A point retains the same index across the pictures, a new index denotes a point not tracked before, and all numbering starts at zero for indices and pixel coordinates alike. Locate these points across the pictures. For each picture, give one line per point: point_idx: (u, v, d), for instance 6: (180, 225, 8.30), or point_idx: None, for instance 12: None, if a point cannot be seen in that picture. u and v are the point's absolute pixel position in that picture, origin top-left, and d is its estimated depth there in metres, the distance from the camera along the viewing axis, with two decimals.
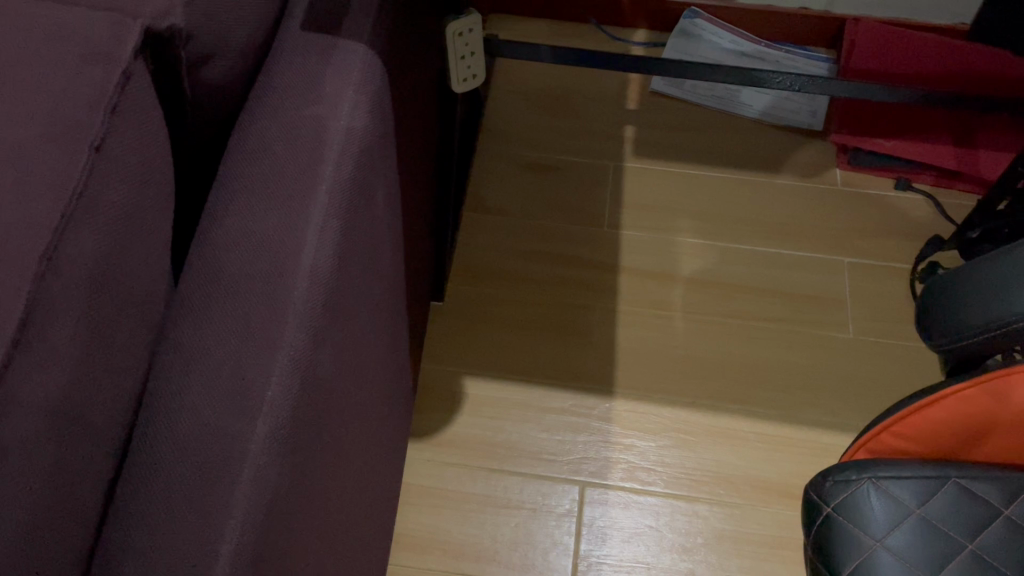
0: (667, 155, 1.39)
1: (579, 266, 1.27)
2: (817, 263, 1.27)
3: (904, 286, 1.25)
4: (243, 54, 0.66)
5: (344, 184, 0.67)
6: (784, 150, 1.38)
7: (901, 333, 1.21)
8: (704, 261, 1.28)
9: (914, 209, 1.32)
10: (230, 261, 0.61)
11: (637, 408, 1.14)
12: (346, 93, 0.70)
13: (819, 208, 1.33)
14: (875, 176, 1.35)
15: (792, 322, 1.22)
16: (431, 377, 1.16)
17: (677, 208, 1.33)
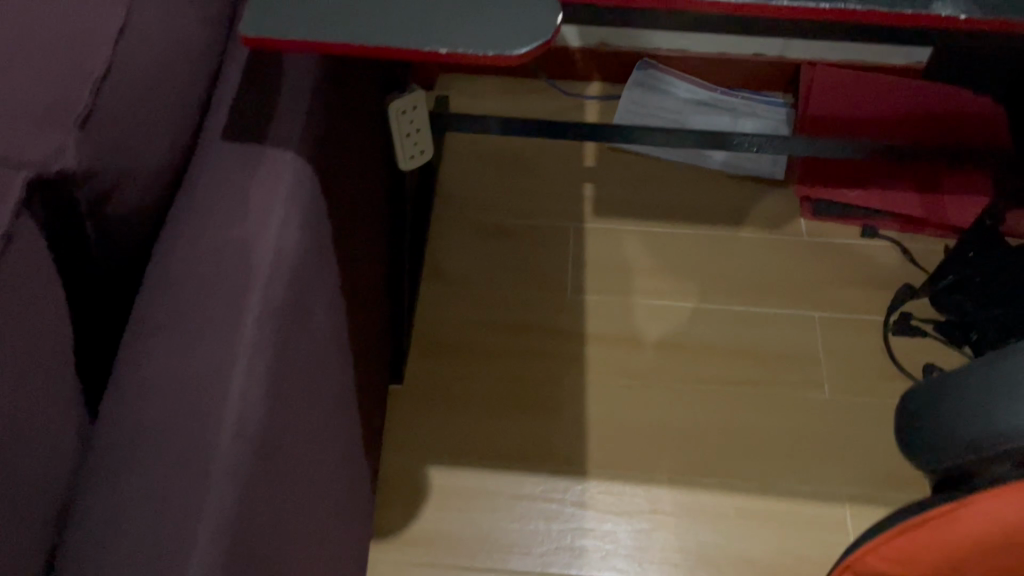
0: (627, 213, 1.35)
1: (545, 337, 1.22)
2: (789, 321, 1.23)
3: (879, 340, 1.21)
4: (152, 181, 0.61)
5: (273, 313, 0.61)
6: (746, 202, 1.35)
7: (879, 390, 1.17)
8: (671, 324, 1.23)
9: (882, 257, 1.29)
10: (147, 415, 0.55)
11: (612, 489, 1.09)
12: (274, 207, 0.65)
13: (787, 261, 1.29)
14: (842, 226, 1.32)
15: (769, 386, 1.17)
16: (393, 468, 1.10)
17: (641, 267, 1.29)
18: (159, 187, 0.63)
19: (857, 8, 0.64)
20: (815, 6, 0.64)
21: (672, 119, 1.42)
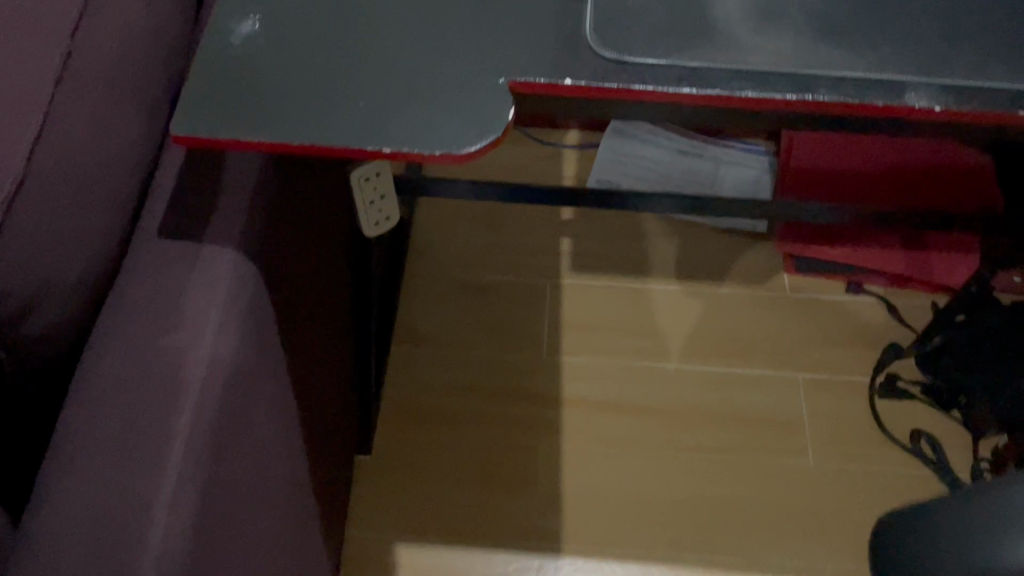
0: (605, 269, 1.31)
1: (520, 401, 1.18)
2: (772, 382, 1.20)
3: (864, 403, 1.18)
4: (74, 292, 0.59)
5: (204, 435, 0.57)
6: (727, 256, 1.32)
7: (863, 457, 1.13)
8: (649, 384, 1.19)
9: (868, 314, 1.25)
10: (61, 558, 0.51)
11: (588, 568, 1.05)
12: (210, 313, 0.61)
13: (770, 319, 1.25)
14: (826, 281, 1.28)
15: (750, 453, 1.14)
16: (360, 548, 1.06)
17: (619, 326, 1.25)
18: (48, 321, 0.58)
19: (827, 99, 0.61)
20: (782, 97, 0.61)
21: (649, 183, 1.38)
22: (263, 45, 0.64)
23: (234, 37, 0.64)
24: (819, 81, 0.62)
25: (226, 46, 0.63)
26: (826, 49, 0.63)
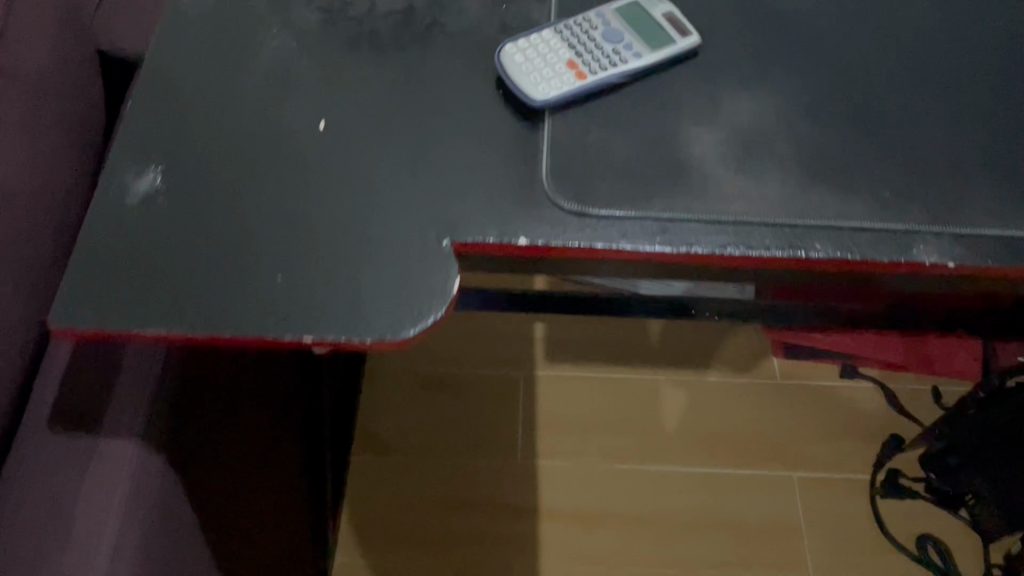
0: (583, 356, 1.22)
1: (493, 515, 1.08)
2: (765, 482, 1.11)
3: (864, 504, 1.10)
4: None
5: None
6: (712, 339, 1.23)
7: (865, 566, 1.05)
8: (632, 489, 1.10)
9: (864, 402, 1.17)
10: None
11: None
12: (106, 525, 0.51)
13: (760, 409, 1.17)
14: (817, 365, 1.21)
15: (743, 566, 1.05)
16: None
17: (598, 422, 1.16)
18: None
19: (823, 256, 0.53)
20: (771, 255, 0.53)
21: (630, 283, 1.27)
22: (165, 206, 0.55)
23: (129, 198, 0.55)
24: (811, 233, 0.53)
25: (121, 208, 0.54)
26: (816, 192, 0.55)
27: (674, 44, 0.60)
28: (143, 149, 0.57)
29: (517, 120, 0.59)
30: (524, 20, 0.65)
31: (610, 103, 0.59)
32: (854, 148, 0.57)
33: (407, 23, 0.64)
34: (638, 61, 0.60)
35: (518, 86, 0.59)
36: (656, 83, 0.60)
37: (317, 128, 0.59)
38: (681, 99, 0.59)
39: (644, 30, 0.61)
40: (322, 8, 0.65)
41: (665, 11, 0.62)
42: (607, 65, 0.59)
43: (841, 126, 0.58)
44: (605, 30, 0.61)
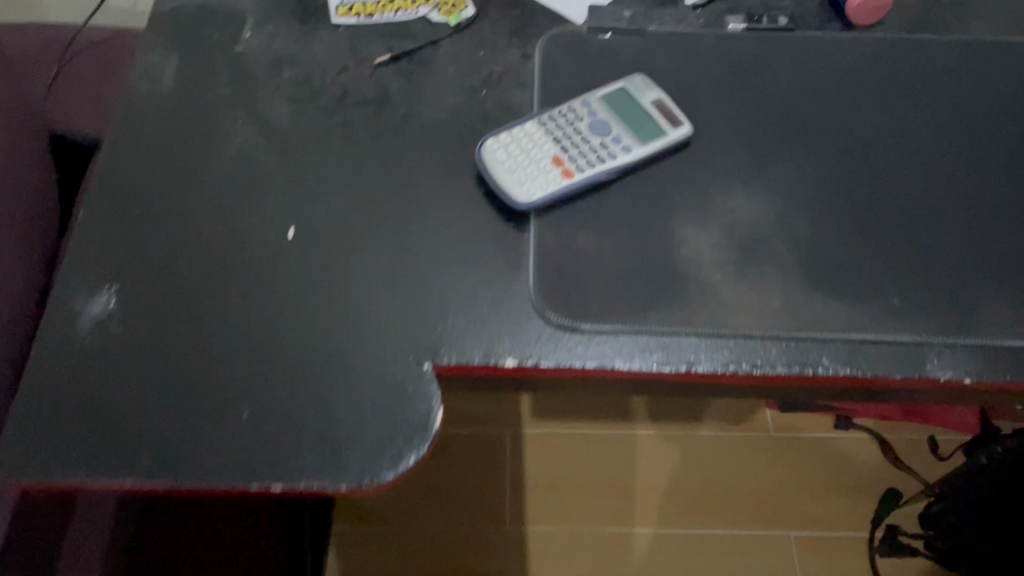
0: (571, 412, 1.18)
1: None
2: (762, 544, 1.08)
3: (864, 563, 1.07)
4: None
5: None
6: None
7: None
8: (626, 555, 1.07)
9: (860, 454, 1.14)
10: None
11: None
12: None
13: (755, 465, 1.14)
14: (812, 416, 1.18)
15: None
16: None
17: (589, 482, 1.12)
18: None
19: (830, 372, 0.50)
20: (775, 373, 0.49)
21: None
22: (120, 331, 0.50)
23: (80, 326, 0.50)
24: (817, 347, 0.50)
25: (71, 338, 0.50)
26: (822, 300, 0.52)
27: (665, 136, 0.57)
28: (97, 267, 0.53)
29: (500, 221, 0.55)
30: (504, 107, 0.61)
31: (599, 201, 0.56)
32: (860, 249, 0.53)
33: (381, 112, 0.60)
34: (628, 156, 0.56)
35: (501, 187, 0.55)
36: (647, 178, 0.57)
37: (286, 235, 0.54)
38: (674, 196, 0.56)
39: (633, 120, 0.58)
40: (289, 95, 0.61)
41: (655, 98, 0.59)
42: (595, 161, 0.56)
43: (844, 223, 0.54)
44: (591, 121, 0.58)
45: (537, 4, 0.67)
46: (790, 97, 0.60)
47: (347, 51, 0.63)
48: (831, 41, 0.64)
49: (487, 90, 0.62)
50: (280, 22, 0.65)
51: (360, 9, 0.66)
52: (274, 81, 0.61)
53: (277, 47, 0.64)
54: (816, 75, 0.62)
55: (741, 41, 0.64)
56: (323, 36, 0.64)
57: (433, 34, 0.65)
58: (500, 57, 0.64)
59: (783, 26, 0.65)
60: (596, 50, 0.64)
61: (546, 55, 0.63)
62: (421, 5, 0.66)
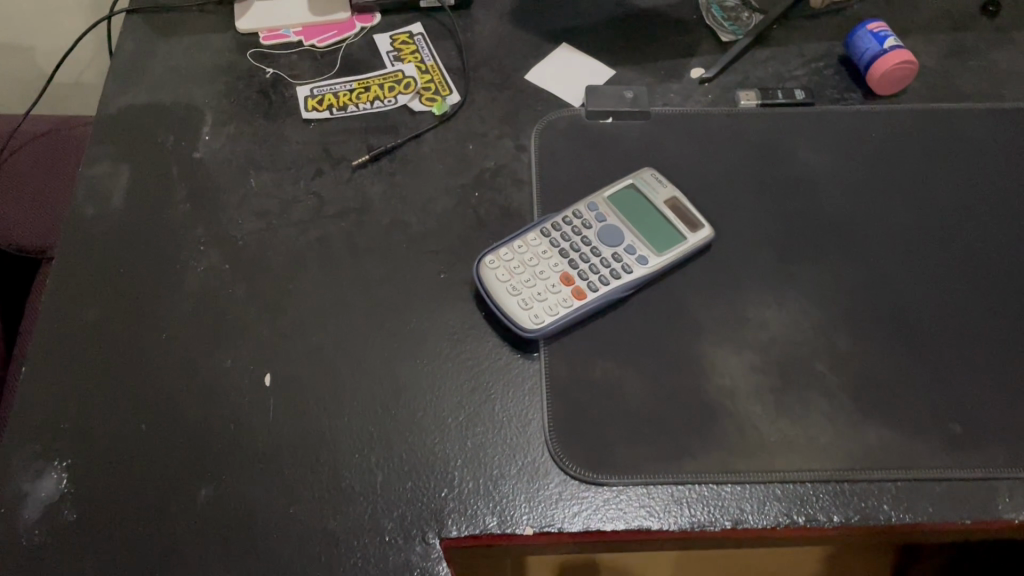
0: None
1: None
2: None
3: None
4: None
5: None
6: None
7: None
8: None
9: None
10: None
11: None
12: None
13: None
14: None
15: None
16: None
17: None
18: None
19: (892, 521, 0.44)
20: (831, 526, 0.43)
21: None
22: (75, 519, 0.43)
23: (26, 517, 0.44)
24: (875, 491, 0.44)
25: (16, 532, 0.43)
26: (876, 432, 0.45)
27: (683, 242, 0.51)
28: (48, 438, 0.46)
29: (506, 351, 0.49)
30: (500, 209, 0.55)
31: (615, 322, 0.49)
32: (911, 368, 0.47)
33: (362, 222, 0.54)
34: (644, 267, 0.50)
35: (506, 313, 0.49)
36: (667, 290, 0.50)
37: (262, 382, 0.47)
38: (698, 312, 0.50)
39: (646, 225, 0.52)
40: (257, 209, 0.54)
41: (668, 198, 0.53)
42: (608, 276, 0.50)
43: (890, 337, 0.49)
44: (600, 228, 0.51)
45: (528, 84, 0.61)
46: (814, 186, 0.55)
47: (320, 151, 0.57)
48: (854, 117, 0.58)
49: (479, 191, 0.56)
50: (243, 120, 0.58)
51: (331, 99, 0.59)
52: (240, 192, 0.55)
53: (240, 151, 0.57)
54: (841, 158, 0.56)
55: (755, 120, 0.58)
56: (292, 134, 0.57)
57: (415, 126, 0.58)
58: (491, 151, 0.57)
59: (800, 100, 0.59)
60: (597, 137, 0.57)
61: (542, 145, 0.57)
62: (399, 92, 0.60)
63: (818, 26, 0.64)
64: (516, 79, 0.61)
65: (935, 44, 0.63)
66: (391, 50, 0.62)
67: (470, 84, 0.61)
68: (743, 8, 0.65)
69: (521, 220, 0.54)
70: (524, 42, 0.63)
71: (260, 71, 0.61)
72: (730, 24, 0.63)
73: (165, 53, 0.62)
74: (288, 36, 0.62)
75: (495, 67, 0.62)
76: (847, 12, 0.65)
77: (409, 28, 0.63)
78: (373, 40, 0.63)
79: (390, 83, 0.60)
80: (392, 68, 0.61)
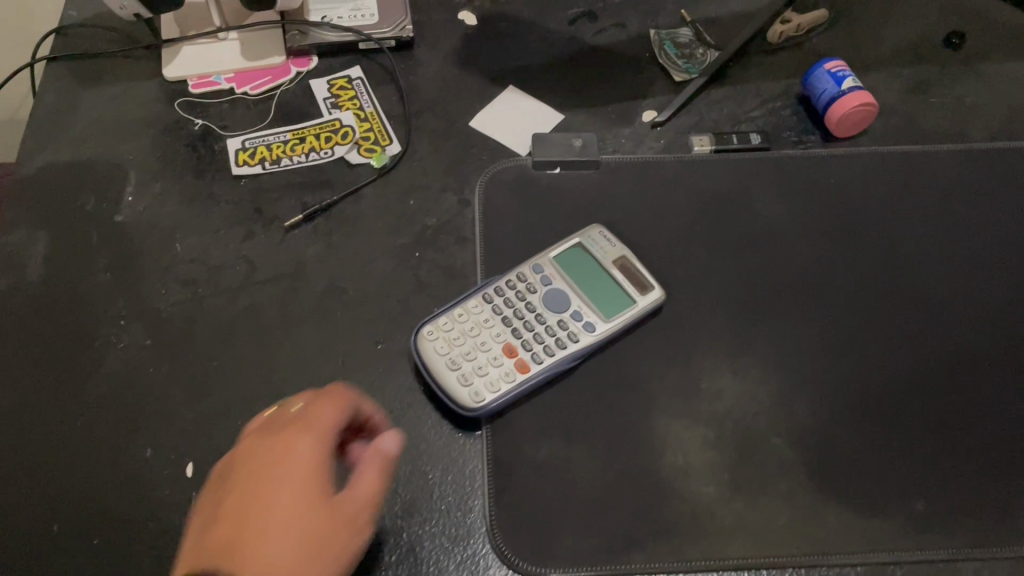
0: None
1: None
2: None
3: None
4: None
5: None
6: None
7: None
8: None
9: None
10: None
11: None
12: None
13: None
14: None
15: None
16: None
17: None
18: None
19: None
20: None
21: None
22: None
23: None
24: None
25: None
26: (835, 512, 0.43)
27: (632, 306, 0.48)
28: None
29: (446, 429, 0.46)
30: (443, 271, 0.52)
31: (562, 396, 0.47)
32: (871, 439, 0.45)
33: (295, 289, 0.50)
34: (591, 335, 0.47)
35: (444, 389, 0.46)
36: (616, 359, 0.48)
37: (184, 473, 0.44)
38: (649, 382, 0.47)
39: (594, 289, 0.49)
40: (183, 277, 0.51)
41: (617, 258, 0.50)
42: (553, 346, 0.47)
43: (851, 406, 0.46)
44: (545, 293, 0.48)
45: (473, 132, 0.58)
46: (772, 238, 0.52)
47: (251, 210, 0.53)
48: (813, 162, 0.55)
49: (420, 250, 0.52)
50: (169, 178, 0.55)
51: (264, 152, 0.56)
52: (165, 258, 0.51)
53: (165, 213, 0.53)
54: (800, 207, 0.53)
55: (710, 168, 0.55)
56: (222, 192, 0.54)
57: (352, 180, 0.55)
58: (433, 206, 0.54)
59: (756, 144, 0.56)
60: (544, 189, 0.54)
61: (487, 200, 0.54)
62: (336, 142, 0.56)
63: (775, 63, 0.61)
64: (460, 125, 0.58)
65: (898, 79, 0.60)
66: (328, 96, 0.59)
67: (411, 133, 0.58)
68: (698, 44, 0.62)
69: (464, 282, 0.51)
70: (469, 84, 0.60)
71: (188, 123, 0.57)
72: (684, 62, 0.61)
73: (87, 104, 0.58)
74: (219, 83, 0.59)
75: (439, 113, 0.59)
76: (807, 45, 0.62)
77: (348, 72, 0.60)
78: (309, 85, 0.59)
79: (327, 132, 0.57)
80: (328, 117, 0.58)
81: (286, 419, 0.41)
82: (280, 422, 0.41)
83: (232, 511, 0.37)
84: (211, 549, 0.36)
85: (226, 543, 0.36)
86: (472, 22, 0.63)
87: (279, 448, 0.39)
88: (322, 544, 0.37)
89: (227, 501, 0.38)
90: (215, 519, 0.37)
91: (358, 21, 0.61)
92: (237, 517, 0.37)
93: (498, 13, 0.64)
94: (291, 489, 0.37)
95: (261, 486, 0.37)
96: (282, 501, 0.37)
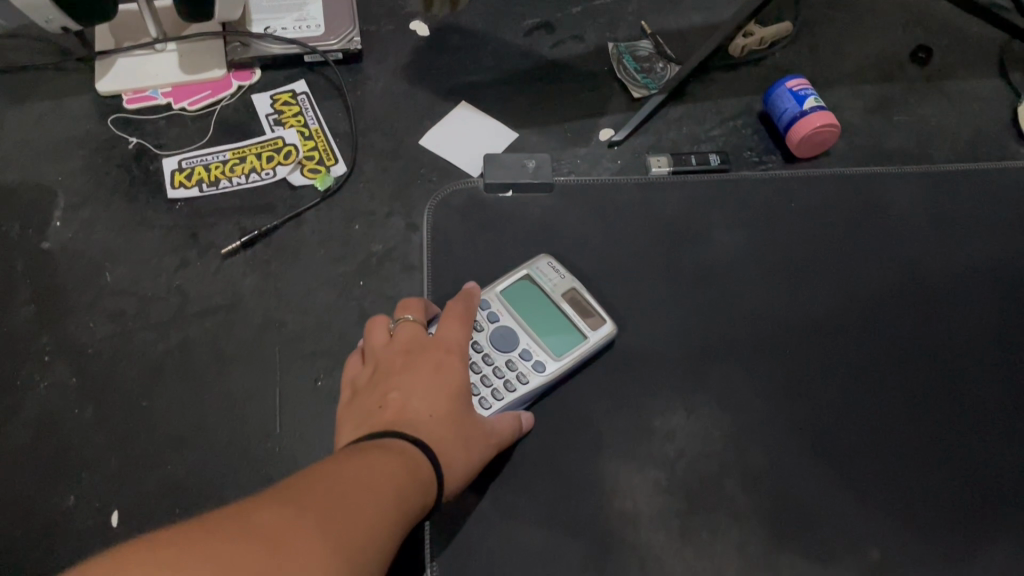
0: None
1: None
2: None
3: None
4: None
5: None
6: None
7: None
8: None
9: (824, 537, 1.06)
10: None
11: None
12: None
13: None
14: None
15: None
16: None
17: None
18: None
19: None
20: None
21: None
22: None
23: None
24: None
25: None
26: (788, 560, 0.42)
27: (583, 341, 0.46)
28: None
29: None
30: (389, 302, 0.50)
31: None
32: (827, 482, 0.44)
33: (231, 322, 0.48)
34: (541, 375, 0.45)
35: None
36: (567, 397, 0.46)
37: (109, 522, 0.42)
38: (600, 422, 0.45)
39: (542, 325, 0.47)
40: (112, 310, 0.48)
41: (566, 291, 0.47)
42: (501, 388, 0.44)
43: (806, 447, 0.45)
44: (490, 334, 0.46)
45: (423, 151, 0.56)
46: (730, 267, 0.50)
47: (187, 237, 0.51)
48: (774, 184, 0.54)
49: (364, 279, 0.50)
50: (100, 202, 0.52)
51: (202, 173, 0.53)
52: (93, 289, 0.49)
53: (96, 240, 0.51)
54: (760, 234, 0.52)
55: (668, 191, 0.53)
56: (156, 217, 0.52)
57: (294, 203, 0.53)
58: (379, 232, 0.52)
59: (715, 165, 0.54)
60: (495, 213, 0.52)
61: (435, 223, 0.52)
62: (278, 162, 0.53)
63: (736, 79, 0.59)
64: (409, 144, 0.56)
65: (861, 96, 0.59)
66: (271, 112, 0.56)
67: (358, 152, 0.55)
68: (657, 58, 0.60)
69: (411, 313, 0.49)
70: (419, 101, 0.58)
71: (122, 141, 0.54)
72: (643, 77, 0.59)
73: (13, 122, 0.55)
74: (155, 98, 0.56)
75: (387, 131, 0.56)
76: (769, 60, 0.60)
77: (292, 86, 0.57)
78: (250, 100, 0.56)
79: (268, 152, 0.54)
80: (271, 134, 0.55)
81: (395, 336, 0.39)
82: (387, 343, 0.39)
83: (393, 401, 0.35)
84: (391, 426, 0.34)
85: (396, 421, 0.34)
86: (424, 33, 0.61)
87: (411, 354, 0.38)
88: (463, 439, 0.36)
89: (357, 407, 0.35)
90: (362, 419, 0.34)
91: (303, 32, 0.58)
92: (407, 401, 0.35)
93: (451, 24, 0.61)
94: (461, 384, 0.37)
95: (429, 373, 0.36)
96: (462, 390, 0.37)
